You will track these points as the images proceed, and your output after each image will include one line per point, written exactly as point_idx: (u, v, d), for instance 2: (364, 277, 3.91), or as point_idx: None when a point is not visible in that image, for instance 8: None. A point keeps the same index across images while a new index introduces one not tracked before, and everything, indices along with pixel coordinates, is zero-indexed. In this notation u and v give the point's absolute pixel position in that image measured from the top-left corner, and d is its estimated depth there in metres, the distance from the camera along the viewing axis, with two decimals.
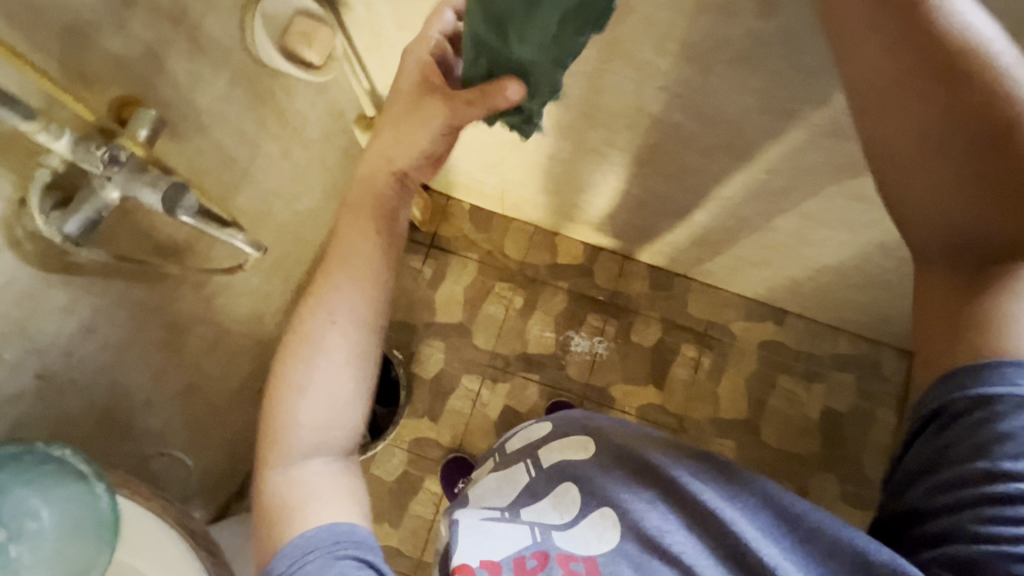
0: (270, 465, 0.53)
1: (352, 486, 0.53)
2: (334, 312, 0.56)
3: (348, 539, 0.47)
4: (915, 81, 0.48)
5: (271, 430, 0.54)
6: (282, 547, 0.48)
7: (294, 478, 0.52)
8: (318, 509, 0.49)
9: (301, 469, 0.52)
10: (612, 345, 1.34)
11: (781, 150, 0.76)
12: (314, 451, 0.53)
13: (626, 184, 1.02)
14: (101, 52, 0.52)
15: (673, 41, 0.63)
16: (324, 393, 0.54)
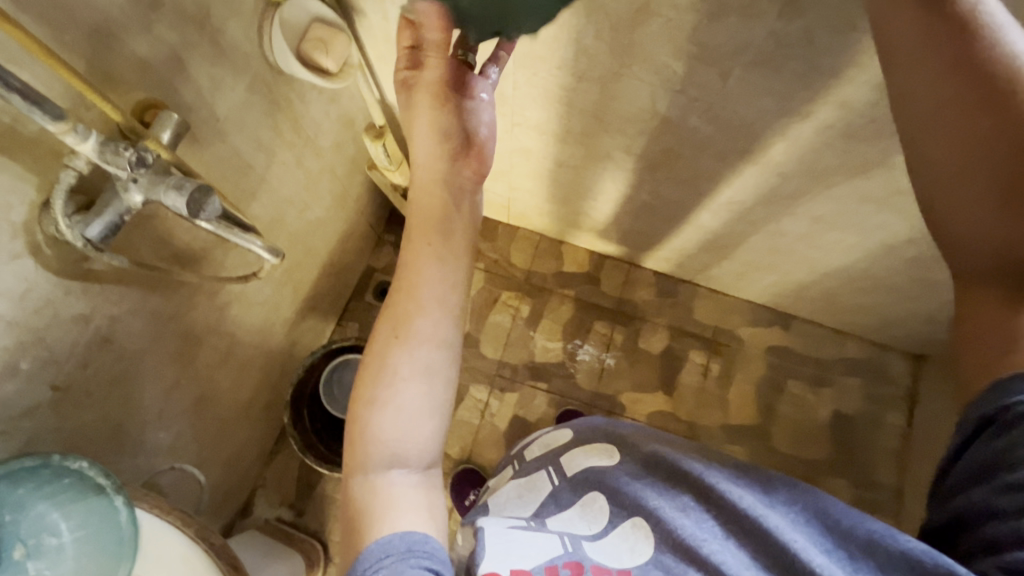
0: (351, 475, 0.51)
1: (430, 499, 0.51)
2: (422, 322, 0.53)
3: (422, 549, 0.45)
4: (958, 107, 0.48)
5: (351, 440, 0.52)
6: (357, 558, 0.46)
7: (372, 489, 0.49)
8: (394, 520, 0.47)
9: (380, 481, 0.50)
10: (620, 353, 1.34)
11: (795, 153, 0.77)
12: (392, 462, 0.50)
13: (634, 189, 1.03)
14: (128, 54, 0.52)
15: (692, 44, 0.64)
16: (407, 403, 0.51)
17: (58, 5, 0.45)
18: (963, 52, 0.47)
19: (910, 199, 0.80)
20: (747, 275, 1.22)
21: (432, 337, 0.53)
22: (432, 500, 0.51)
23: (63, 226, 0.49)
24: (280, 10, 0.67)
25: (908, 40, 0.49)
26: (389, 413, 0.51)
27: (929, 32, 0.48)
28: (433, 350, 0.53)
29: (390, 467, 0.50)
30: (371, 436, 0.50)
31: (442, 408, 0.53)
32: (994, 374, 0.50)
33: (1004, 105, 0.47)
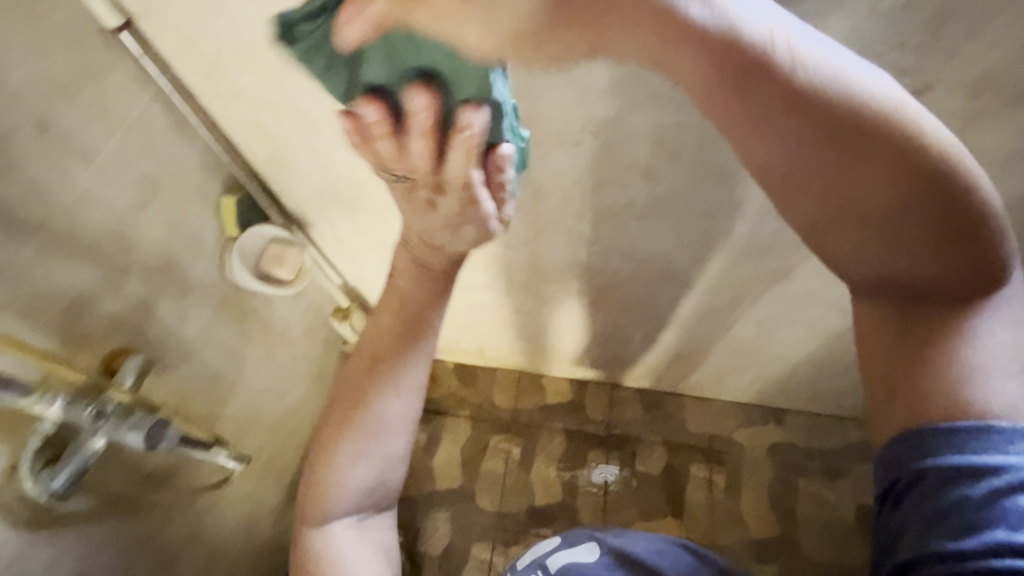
0: (308, 529, 0.57)
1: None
2: (390, 401, 0.59)
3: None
4: (827, 161, 0.40)
5: (312, 487, 0.58)
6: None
7: (328, 554, 0.56)
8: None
9: (333, 546, 0.57)
10: (621, 480, 1.30)
11: (714, 276, 0.84)
12: (347, 537, 0.57)
13: (590, 322, 1.08)
14: (99, 314, 0.61)
15: (589, 211, 0.74)
16: (351, 476, 0.58)
17: (36, 297, 0.54)
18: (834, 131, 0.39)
19: (833, 293, 0.84)
20: (724, 378, 1.22)
21: (395, 425, 0.59)
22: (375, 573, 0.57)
23: (28, 485, 0.53)
24: (237, 242, 0.79)
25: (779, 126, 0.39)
26: (338, 487, 0.57)
27: (771, 112, 0.38)
28: (393, 429, 0.59)
29: (349, 535, 0.58)
30: (329, 492, 0.57)
31: (398, 477, 0.61)
32: (900, 428, 0.48)
33: (875, 145, 0.39)
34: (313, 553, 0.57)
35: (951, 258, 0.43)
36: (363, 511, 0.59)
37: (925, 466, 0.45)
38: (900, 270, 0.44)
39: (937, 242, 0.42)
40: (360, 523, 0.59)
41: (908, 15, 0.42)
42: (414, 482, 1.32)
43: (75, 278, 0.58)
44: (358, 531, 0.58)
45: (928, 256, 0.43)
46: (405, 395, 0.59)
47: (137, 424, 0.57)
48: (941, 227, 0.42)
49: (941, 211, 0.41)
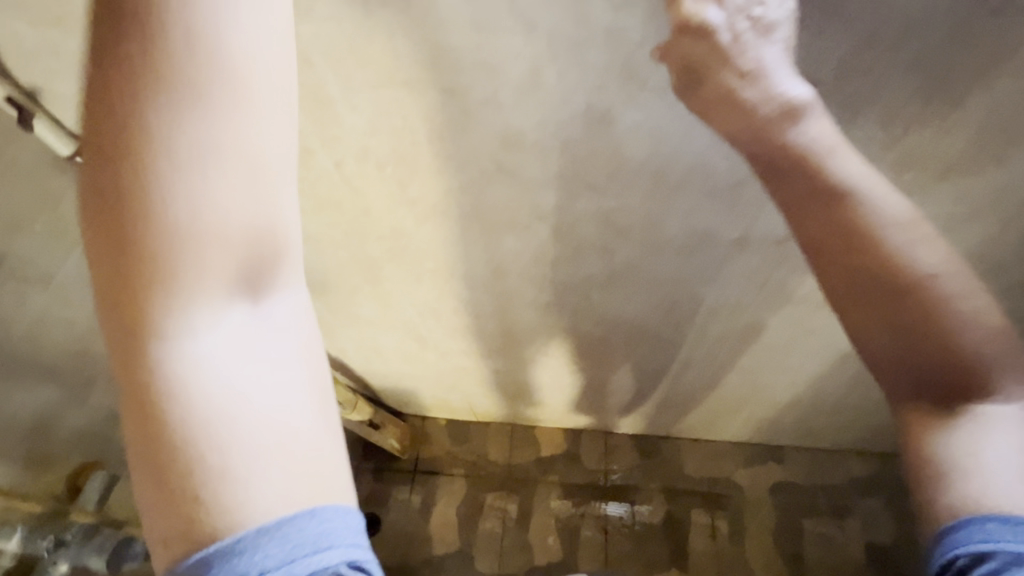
0: (159, 347, 0.33)
1: (260, 487, 0.33)
2: (225, 55, 0.33)
3: (334, 548, 0.33)
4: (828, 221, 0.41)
5: (138, 262, 0.33)
6: (206, 551, 0.31)
7: (209, 409, 0.33)
8: (265, 459, 0.33)
9: (218, 403, 0.33)
10: (622, 532, 1.27)
11: (687, 334, 0.83)
12: (223, 369, 0.34)
13: (573, 378, 1.07)
14: (65, 431, 0.70)
15: (550, 282, 0.73)
16: (200, 225, 0.33)
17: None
18: (820, 180, 0.40)
19: (811, 342, 0.82)
20: (716, 422, 1.20)
21: (263, 150, 0.35)
22: (301, 422, 0.35)
23: None
24: None
25: (768, 161, 0.41)
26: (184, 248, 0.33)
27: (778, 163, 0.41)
28: (260, 168, 0.35)
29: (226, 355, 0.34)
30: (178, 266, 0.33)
31: (292, 242, 0.38)
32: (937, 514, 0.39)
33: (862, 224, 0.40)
34: (180, 410, 0.33)
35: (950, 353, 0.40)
36: (247, 290, 0.36)
37: (982, 549, 0.36)
38: (911, 356, 0.41)
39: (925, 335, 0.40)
40: (251, 320, 0.36)
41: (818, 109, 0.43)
42: (411, 548, 1.30)
43: (37, 397, 0.66)
44: (252, 342, 0.35)
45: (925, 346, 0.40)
46: (244, 26, 0.33)
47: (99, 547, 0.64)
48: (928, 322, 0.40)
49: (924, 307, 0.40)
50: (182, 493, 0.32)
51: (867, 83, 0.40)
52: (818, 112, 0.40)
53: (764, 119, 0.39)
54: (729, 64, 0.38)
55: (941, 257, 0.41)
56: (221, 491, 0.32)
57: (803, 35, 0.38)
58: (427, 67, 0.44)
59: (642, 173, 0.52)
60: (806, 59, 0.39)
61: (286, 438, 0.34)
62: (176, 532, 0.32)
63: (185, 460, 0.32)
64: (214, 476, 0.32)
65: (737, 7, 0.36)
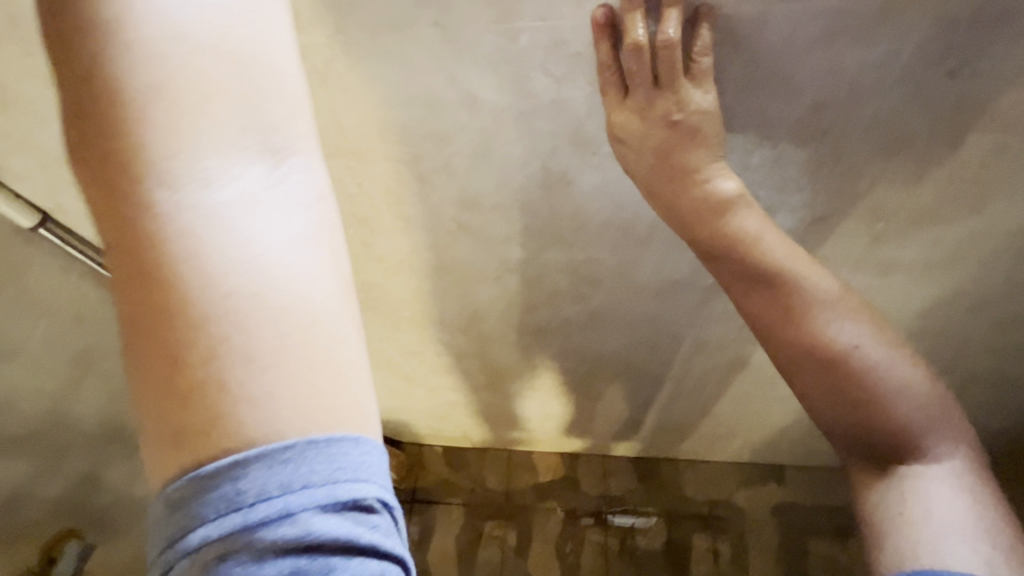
0: (142, 186, 0.21)
1: (290, 390, 0.22)
2: None
3: (377, 480, 0.24)
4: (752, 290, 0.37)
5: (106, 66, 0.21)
6: (228, 461, 0.21)
7: (214, 269, 0.21)
8: (290, 357, 0.22)
9: (228, 262, 0.21)
10: (622, 558, 1.25)
11: (672, 368, 0.81)
12: (240, 205, 0.22)
13: (564, 409, 1.05)
14: (37, 501, 0.69)
15: (528, 325, 0.72)
16: (189, 21, 0.22)
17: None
18: (747, 264, 0.37)
19: None
20: (712, 445, 1.18)
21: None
22: (336, 310, 0.23)
23: None
24: None
25: (686, 231, 0.38)
26: (168, 44, 0.22)
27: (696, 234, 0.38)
28: None
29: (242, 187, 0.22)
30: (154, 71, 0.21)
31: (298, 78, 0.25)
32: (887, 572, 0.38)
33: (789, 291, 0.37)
34: (180, 277, 0.21)
35: (884, 418, 0.38)
36: (258, 130, 0.23)
37: None
38: (849, 423, 0.39)
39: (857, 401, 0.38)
40: (269, 168, 0.23)
41: (778, 168, 0.41)
42: None
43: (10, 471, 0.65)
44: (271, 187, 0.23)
45: (857, 412, 0.38)
46: None
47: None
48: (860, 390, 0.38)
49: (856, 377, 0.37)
50: (177, 387, 0.21)
51: (825, 143, 0.39)
52: (747, 203, 0.37)
53: (691, 214, 0.37)
54: (668, 167, 0.37)
55: (874, 334, 0.38)
56: (237, 385, 0.21)
57: (752, 102, 0.36)
58: (375, 138, 0.43)
59: (606, 228, 0.51)
60: (758, 123, 0.38)
61: (317, 324, 0.23)
62: (172, 441, 0.21)
63: (188, 346, 0.21)
64: (222, 372, 0.21)
65: (673, 97, 0.34)
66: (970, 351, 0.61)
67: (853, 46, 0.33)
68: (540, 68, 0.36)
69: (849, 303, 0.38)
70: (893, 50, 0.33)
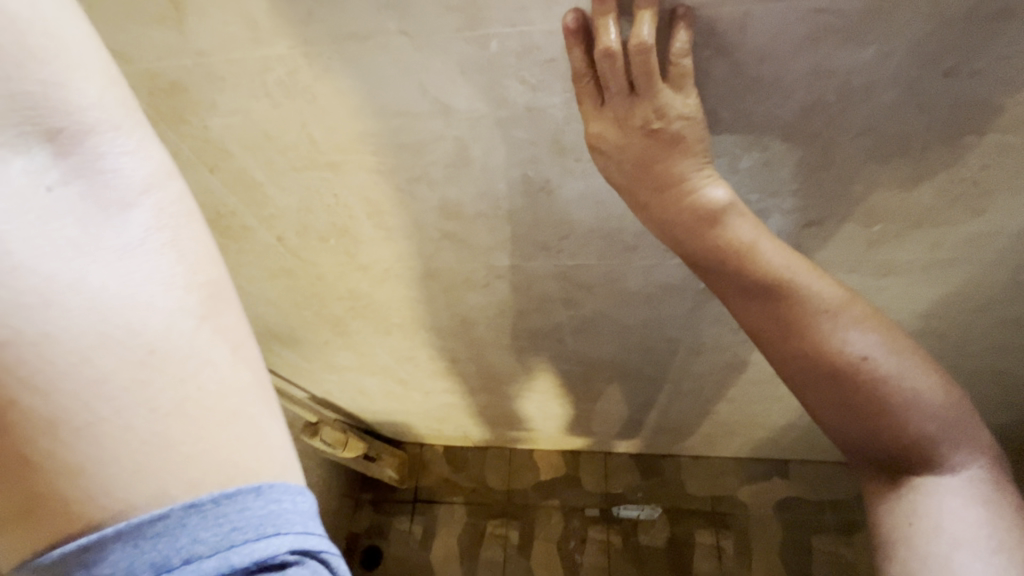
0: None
1: (126, 439, 0.22)
2: None
3: (285, 533, 0.24)
4: (751, 296, 0.34)
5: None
6: (82, 545, 0.21)
7: (6, 321, 0.21)
8: (123, 406, 0.22)
9: (17, 321, 0.21)
10: (625, 555, 1.25)
11: (670, 370, 0.80)
12: (45, 255, 0.22)
13: (563, 410, 1.04)
14: None
15: (521, 330, 0.71)
16: None
17: None
18: (743, 275, 0.34)
19: None
20: (715, 443, 1.17)
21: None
22: (172, 329, 0.24)
23: None
24: None
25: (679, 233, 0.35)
26: None
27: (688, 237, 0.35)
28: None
29: (53, 232, 0.23)
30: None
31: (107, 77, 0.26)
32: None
33: (791, 298, 0.34)
34: None
35: (897, 429, 0.35)
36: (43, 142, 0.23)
37: None
38: (858, 434, 0.36)
39: (868, 414, 0.35)
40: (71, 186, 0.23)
41: (768, 172, 0.39)
42: None
43: None
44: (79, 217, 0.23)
45: (868, 425, 0.35)
46: None
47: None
48: (870, 403, 0.34)
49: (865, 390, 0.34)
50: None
51: (817, 146, 0.37)
52: (740, 210, 0.34)
53: (681, 225, 0.35)
54: (653, 175, 0.34)
55: (885, 341, 0.34)
56: (59, 448, 0.22)
57: (739, 106, 0.35)
58: (349, 149, 0.42)
59: (594, 234, 0.49)
60: (747, 126, 0.36)
61: (151, 355, 0.23)
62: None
63: None
64: (48, 433, 0.21)
65: (651, 105, 0.32)
66: (974, 353, 0.60)
67: (843, 48, 0.31)
68: (514, 75, 0.34)
69: (857, 311, 0.34)
70: (887, 52, 0.31)
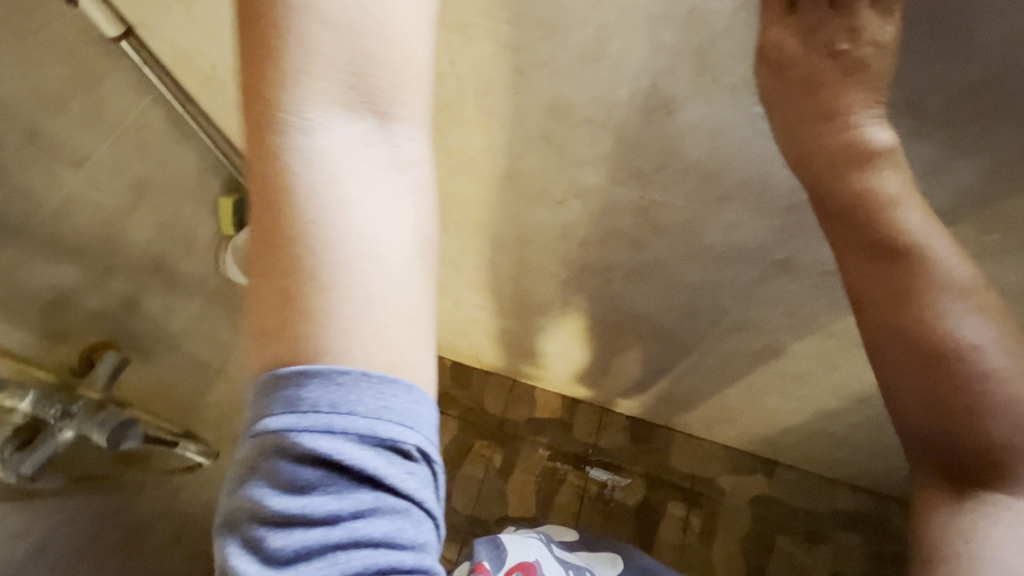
0: (268, 136, 0.27)
1: (351, 346, 0.27)
2: None
3: (419, 429, 0.27)
4: (869, 258, 0.36)
5: (246, 12, 0.26)
6: (296, 370, 0.26)
7: (306, 235, 0.27)
8: (356, 329, 0.27)
9: (317, 233, 0.27)
10: (595, 504, 1.30)
11: (704, 343, 0.81)
12: (337, 200, 0.27)
13: (581, 355, 1.05)
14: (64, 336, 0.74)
15: (574, 260, 0.71)
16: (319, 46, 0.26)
17: None
18: (872, 228, 0.35)
19: (825, 376, 0.79)
20: (713, 426, 1.18)
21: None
22: (408, 295, 0.28)
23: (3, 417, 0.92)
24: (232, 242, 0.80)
25: (816, 181, 0.36)
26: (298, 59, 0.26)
27: (827, 185, 0.36)
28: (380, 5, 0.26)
29: (348, 183, 0.28)
30: (276, 14, 0.26)
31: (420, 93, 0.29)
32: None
33: (909, 264, 0.35)
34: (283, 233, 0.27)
35: (980, 431, 0.36)
36: (361, 84, 0.27)
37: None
38: (936, 427, 0.37)
39: (955, 406, 0.35)
40: (374, 130, 0.28)
41: (913, 142, 0.37)
42: None
43: None
44: (371, 139, 0.28)
45: (946, 418, 0.36)
46: None
47: (44, 508, 0.68)
48: (962, 395, 0.35)
49: (958, 381, 0.35)
50: (272, 288, 0.27)
51: (973, 126, 0.35)
52: (893, 160, 0.35)
53: (827, 158, 0.35)
54: (815, 100, 0.35)
55: (998, 338, 0.35)
56: (307, 336, 0.27)
57: (916, 61, 0.33)
58: (487, 14, 0.40)
59: (692, 172, 0.48)
60: (916, 84, 0.34)
61: (388, 303, 0.28)
62: (255, 346, 0.28)
63: (273, 281, 0.27)
64: (304, 281, 0.27)
65: (846, 23, 0.33)
66: None
67: None
68: None
69: (975, 301, 0.35)
70: None
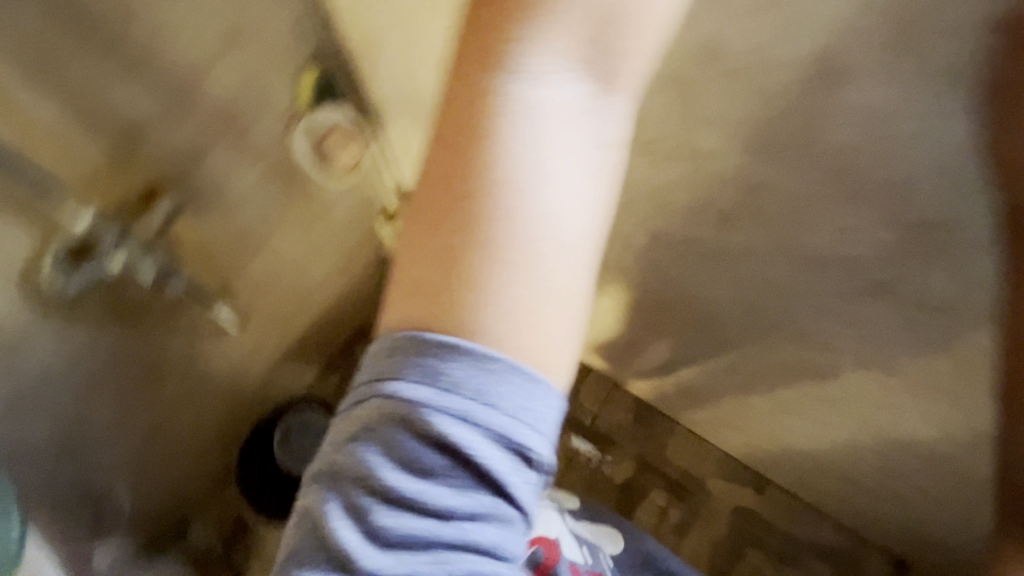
0: (482, 111, 0.32)
1: (501, 328, 0.31)
2: None
3: (544, 440, 0.31)
4: None
5: (492, 26, 0.31)
6: (451, 346, 0.31)
7: (487, 222, 0.32)
8: (510, 310, 0.31)
9: (496, 226, 0.32)
10: (582, 471, 1.31)
11: (753, 346, 0.77)
12: (520, 195, 0.32)
13: (617, 327, 1.01)
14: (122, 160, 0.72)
15: (653, 225, 0.67)
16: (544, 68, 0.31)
17: None
18: None
19: (865, 410, 0.76)
20: (723, 430, 1.17)
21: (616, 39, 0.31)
22: (560, 294, 0.32)
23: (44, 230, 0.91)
24: (308, 116, 0.71)
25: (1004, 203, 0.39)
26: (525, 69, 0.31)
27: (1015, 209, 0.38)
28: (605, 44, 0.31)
29: (532, 182, 0.32)
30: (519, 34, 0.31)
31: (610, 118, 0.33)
32: None
33: None
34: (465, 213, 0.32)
35: None
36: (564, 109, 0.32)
37: None
38: None
39: None
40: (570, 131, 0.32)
41: None
42: None
43: None
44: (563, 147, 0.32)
45: None
46: None
47: (79, 327, 0.69)
48: None
49: None
50: (443, 257, 0.32)
51: None
52: None
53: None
54: None
55: None
56: (466, 304, 0.31)
57: None
58: None
59: (832, 158, 0.43)
60: None
61: (541, 296, 0.32)
62: (410, 302, 0.33)
63: (447, 254, 0.32)
64: (478, 244, 0.32)
65: None
66: None
67: None
68: None
69: None
70: None
